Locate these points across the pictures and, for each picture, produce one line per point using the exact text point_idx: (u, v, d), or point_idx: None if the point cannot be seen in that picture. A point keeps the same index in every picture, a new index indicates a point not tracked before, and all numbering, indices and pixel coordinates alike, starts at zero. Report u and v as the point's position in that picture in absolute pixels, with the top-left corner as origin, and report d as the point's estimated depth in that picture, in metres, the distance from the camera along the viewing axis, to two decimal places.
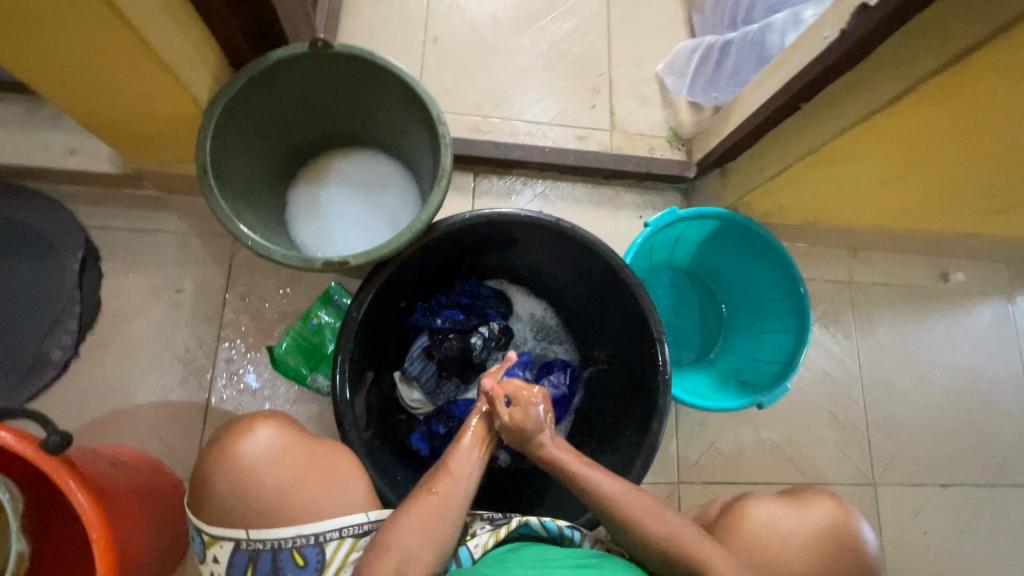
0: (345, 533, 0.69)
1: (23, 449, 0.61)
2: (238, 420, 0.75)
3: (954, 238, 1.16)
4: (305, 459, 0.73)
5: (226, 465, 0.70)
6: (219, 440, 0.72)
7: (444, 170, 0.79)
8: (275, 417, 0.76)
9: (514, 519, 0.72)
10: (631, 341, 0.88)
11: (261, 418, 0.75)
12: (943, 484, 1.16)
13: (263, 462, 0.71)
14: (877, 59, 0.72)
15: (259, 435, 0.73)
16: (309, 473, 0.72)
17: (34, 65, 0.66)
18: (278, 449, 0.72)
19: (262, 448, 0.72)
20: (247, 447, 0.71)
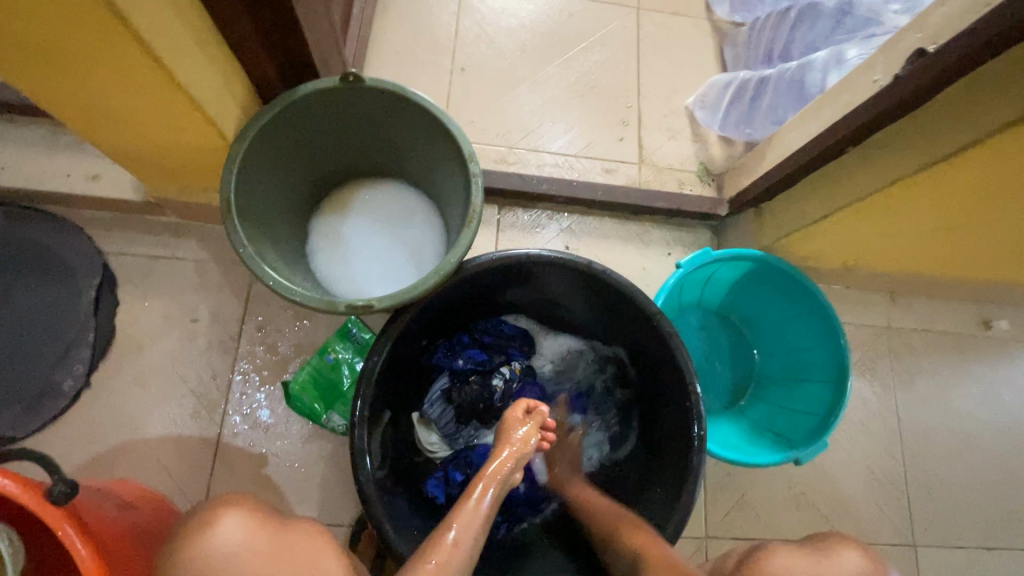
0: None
1: (27, 498, 0.58)
2: (202, 507, 0.59)
3: (1000, 285, 1.11)
4: (279, 554, 0.56)
5: (182, 572, 0.53)
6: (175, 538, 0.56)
7: (474, 210, 0.76)
8: (240, 502, 0.59)
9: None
10: (663, 391, 0.84)
11: (224, 506, 0.58)
12: (988, 547, 1.09)
13: (228, 563, 0.54)
14: (936, 106, 0.68)
15: (223, 527, 0.56)
16: (290, 571, 0.55)
17: (60, 97, 0.64)
18: (244, 545, 0.55)
19: (226, 545, 0.55)
20: (206, 547, 0.54)
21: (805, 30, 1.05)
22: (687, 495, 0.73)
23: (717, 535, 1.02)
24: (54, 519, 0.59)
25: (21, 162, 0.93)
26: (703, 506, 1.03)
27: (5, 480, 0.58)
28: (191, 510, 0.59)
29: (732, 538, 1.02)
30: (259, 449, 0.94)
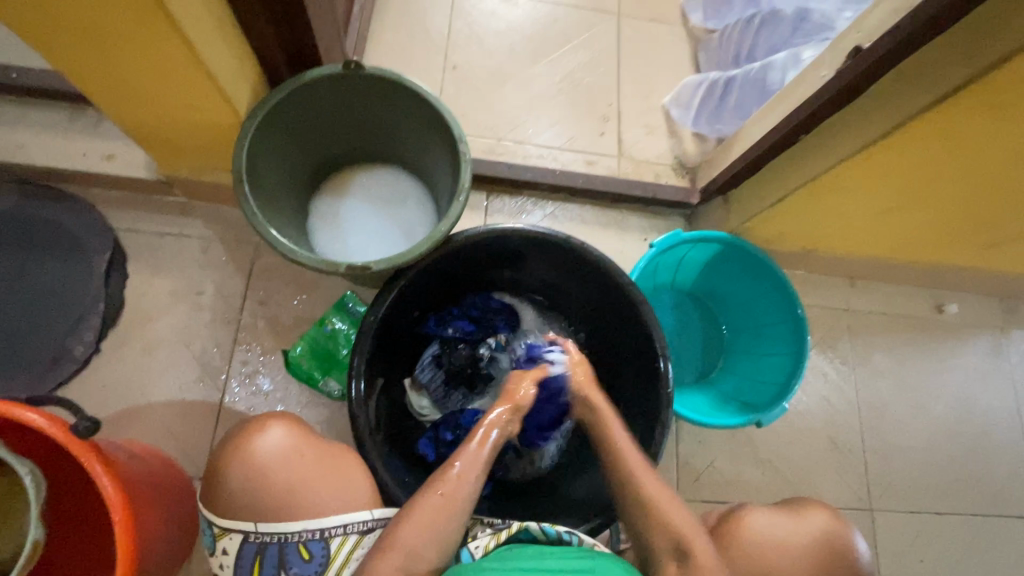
0: (349, 530, 0.72)
1: (53, 432, 0.64)
2: (253, 419, 0.79)
3: (947, 270, 1.21)
4: (314, 459, 0.76)
5: (241, 461, 0.74)
6: (234, 438, 0.76)
7: (463, 186, 0.84)
8: (284, 417, 0.79)
9: (514, 524, 0.75)
10: (637, 356, 0.91)
11: (273, 417, 0.78)
12: (940, 512, 1.17)
13: (273, 460, 0.74)
14: (871, 96, 0.77)
15: (271, 434, 0.76)
16: (316, 473, 0.75)
17: (91, 72, 0.71)
18: (287, 448, 0.75)
19: (273, 447, 0.75)
20: (259, 446, 0.75)
21: (768, 34, 1.15)
22: (656, 445, 0.81)
23: (688, 498, 1.09)
24: (78, 451, 0.65)
25: (39, 142, 0.99)
26: (675, 470, 1.10)
27: (34, 415, 0.64)
28: (244, 421, 0.79)
29: (702, 501, 1.10)
30: (260, 413, 1.00)
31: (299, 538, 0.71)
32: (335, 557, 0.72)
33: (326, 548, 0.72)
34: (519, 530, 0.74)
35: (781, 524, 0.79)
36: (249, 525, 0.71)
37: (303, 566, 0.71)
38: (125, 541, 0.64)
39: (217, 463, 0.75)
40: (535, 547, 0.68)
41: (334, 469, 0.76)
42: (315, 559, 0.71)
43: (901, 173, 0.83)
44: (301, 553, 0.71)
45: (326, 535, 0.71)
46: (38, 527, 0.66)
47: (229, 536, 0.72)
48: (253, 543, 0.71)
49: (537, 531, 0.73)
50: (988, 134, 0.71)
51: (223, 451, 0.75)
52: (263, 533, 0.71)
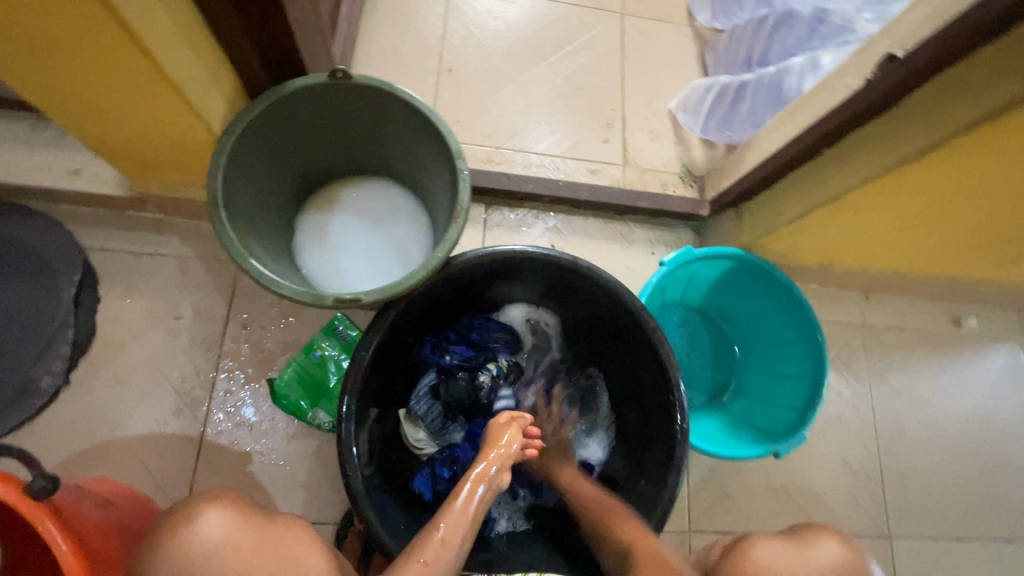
0: None
1: (3, 493, 0.57)
2: (180, 502, 0.58)
3: (967, 284, 1.15)
4: (261, 546, 0.56)
5: (164, 563, 0.53)
6: (153, 531, 0.56)
7: (461, 206, 0.77)
8: (218, 497, 0.59)
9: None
10: (648, 385, 0.85)
11: (202, 500, 0.58)
12: (960, 537, 1.13)
13: (208, 558, 0.54)
14: (904, 111, 0.71)
15: (204, 520, 0.56)
16: (268, 565, 0.56)
17: (43, 86, 0.64)
18: (226, 536, 0.55)
19: (204, 542, 0.54)
20: (187, 541, 0.54)
21: (783, 36, 1.08)
22: (670, 485, 0.75)
23: (699, 528, 1.04)
24: (33, 513, 0.58)
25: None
26: (686, 499, 1.05)
27: None
28: (171, 505, 0.59)
29: (714, 531, 1.04)
30: (244, 447, 0.93)
31: None
32: None
33: None
34: None
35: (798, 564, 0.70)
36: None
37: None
38: None
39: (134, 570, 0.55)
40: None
41: (291, 552, 0.58)
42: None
43: (933, 192, 0.77)
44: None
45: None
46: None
47: None
48: None
49: None
50: None
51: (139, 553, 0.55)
52: None
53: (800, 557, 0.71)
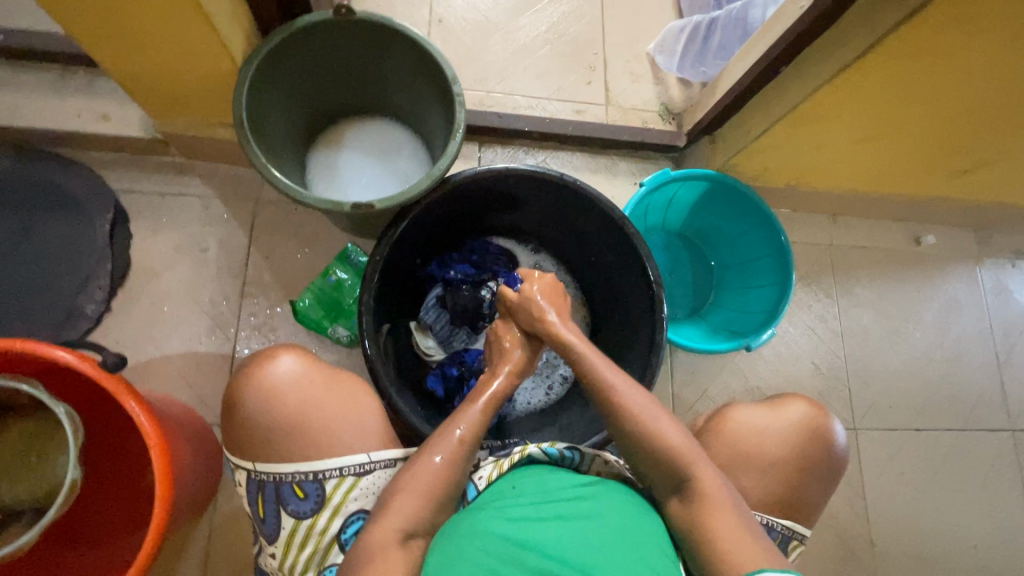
0: (346, 472, 0.73)
1: (84, 367, 0.67)
2: (260, 351, 0.78)
3: (925, 202, 1.26)
4: (324, 385, 0.76)
5: (253, 386, 0.74)
6: (246, 367, 0.76)
7: (458, 127, 0.86)
8: (296, 348, 0.79)
9: (516, 453, 0.80)
10: (632, 286, 0.96)
11: (285, 347, 0.78)
12: (918, 429, 1.25)
13: (287, 388, 0.74)
14: (847, 21, 0.81)
15: (281, 362, 0.75)
16: (325, 398, 0.75)
17: (91, 22, 0.73)
18: (299, 374, 0.75)
19: (282, 376, 0.74)
20: (272, 374, 0.74)
21: None
22: (653, 365, 0.87)
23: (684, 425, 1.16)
24: (110, 386, 0.68)
25: (30, 104, 0.99)
26: (671, 400, 1.17)
27: (63, 353, 0.67)
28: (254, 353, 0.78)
29: None
30: None
31: (294, 478, 0.72)
32: (330, 497, 0.72)
33: (322, 489, 0.72)
34: (522, 459, 0.79)
35: (762, 416, 0.86)
36: (248, 464, 0.73)
37: (299, 505, 0.72)
38: (161, 467, 0.67)
39: (231, 393, 0.75)
40: (541, 476, 0.77)
41: (347, 391, 0.77)
42: (312, 497, 0.72)
43: (879, 95, 0.87)
44: (297, 493, 0.72)
45: (321, 476, 0.72)
46: (74, 468, 0.67)
47: (240, 470, 0.75)
48: (254, 480, 0.73)
49: (539, 454, 0.79)
50: (951, 50, 0.75)
51: (236, 379, 0.75)
52: (261, 472, 0.73)
53: (768, 415, 0.86)
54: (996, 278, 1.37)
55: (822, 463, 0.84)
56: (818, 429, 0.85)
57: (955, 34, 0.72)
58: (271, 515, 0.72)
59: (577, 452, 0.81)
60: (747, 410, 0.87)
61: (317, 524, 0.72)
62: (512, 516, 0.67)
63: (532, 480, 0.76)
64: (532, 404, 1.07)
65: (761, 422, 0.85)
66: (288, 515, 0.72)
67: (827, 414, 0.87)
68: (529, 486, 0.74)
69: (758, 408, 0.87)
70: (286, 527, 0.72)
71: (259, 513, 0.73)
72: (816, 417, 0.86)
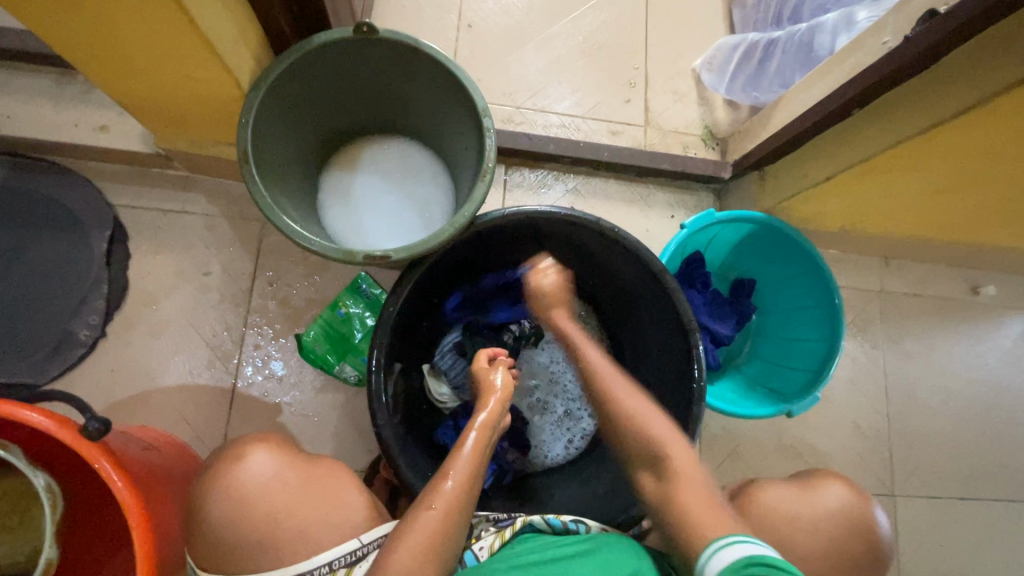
0: (335, 566, 0.64)
1: (60, 433, 0.61)
2: (229, 446, 0.72)
3: (990, 251, 1.14)
4: (300, 483, 0.69)
5: (220, 490, 0.67)
6: (212, 469, 0.69)
7: (487, 166, 0.77)
8: (266, 440, 0.72)
9: (518, 520, 0.75)
10: (668, 345, 0.87)
11: (252, 443, 0.72)
12: (961, 498, 1.16)
13: (259, 489, 0.67)
14: (940, 69, 0.70)
15: (251, 460, 0.69)
16: (302, 496, 0.68)
17: (80, 41, 0.65)
18: (271, 472, 0.68)
19: (252, 474, 0.68)
20: (240, 475, 0.68)
21: None
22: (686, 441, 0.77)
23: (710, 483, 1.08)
24: (86, 452, 0.62)
25: (27, 111, 0.92)
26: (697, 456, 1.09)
27: (38, 416, 0.61)
28: (221, 448, 0.72)
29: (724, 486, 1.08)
30: (274, 399, 0.97)
31: None
32: None
33: None
34: (523, 526, 0.74)
35: (792, 499, 0.78)
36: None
37: None
38: (143, 543, 0.62)
39: (195, 501, 0.68)
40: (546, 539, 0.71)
41: (327, 487, 0.70)
42: None
43: (969, 152, 0.76)
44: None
45: None
46: (50, 546, 0.63)
47: None
48: None
49: (541, 523, 0.74)
50: None
51: (200, 484, 0.69)
52: None
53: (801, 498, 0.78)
54: None
55: (860, 555, 0.75)
56: (856, 519, 0.76)
57: None
58: None
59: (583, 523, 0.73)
60: (776, 487, 0.80)
61: None
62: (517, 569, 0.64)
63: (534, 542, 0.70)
64: (551, 456, 0.99)
65: (793, 505, 0.77)
66: None
67: (867, 500, 0.79)
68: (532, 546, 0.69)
69: (788, 487, 0.80)
70: None
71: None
72: (855, 506, 0.78)
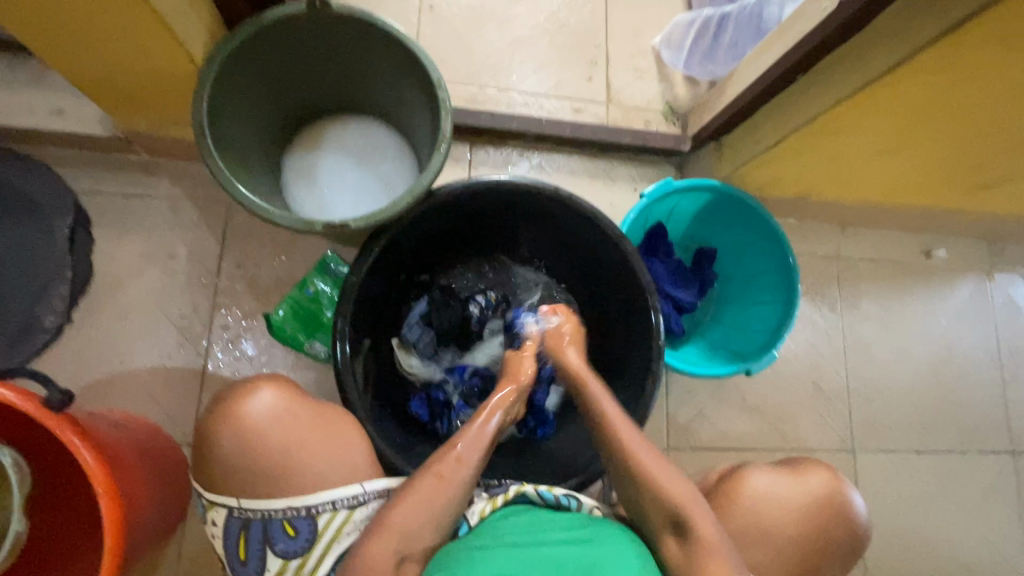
0: (339, 505, 0.68)
1: (26, 406, 0.62)
2: (239, 384, 0.74)
3: (938, 214, 1.19)
4: (309, 421, 0.72)
5: (230, 424, 0.70)
6: (223, 403, 0.71)
7: (444, 136, 0.79)
8: (276, 380, 0.74)
9: (510, 489, 0.73)
10: (628, 308, 0.90)
11: (262, 380, 0.74)
12: (918, 451, 1.21)
13: (267, 423, 0.70)
14: (872, 30, 0.74)
15: (260, 396, 0.71)
16: (309, 433, 0.71)
17: (29, 18, 0.65)
18: (279, 409, 0.71)
19: (264, 408, 0.71)
20: (249, 409, 0.70)
21: None
22: (647, 395, 0.81)
23: (678, 446, 1.12)
24: (54, 426, 0.63)
25: None
26: (665, 421, 1.12)
27: (4, 391, 0.61)
28: (231, 385, 0.74)
29: (691, 448, 1.12)
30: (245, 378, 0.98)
31: (284, 514, 0.67)
32: (322, 535, 0.67)
33: (313, 525, 0.68)
34: (517, 495, 0.73)
35: (780, 483, 0.82)
36: (231, 500, 0.68)
37: (289, 543, 0.67)
38: (110, 517, 0.63)
39: (204, 433, 0.71)
40: (535, 516, 0.70)
41: (333, 428, 0.73)
42: (302, 535, 0.67)
43: (903, 111, 0.80)
44: (287, 530, 0.67)
45: (313, 511, 0.67)
46: (20, 520, 0.63)
47: (216, 509, 0.69)
48: (237, 519, 0.68)
49: (533, 496, 0.72)
50: (990, 69, 0.68)
51: (210, 415, 0.71)
52: (246, 509, 0.68)
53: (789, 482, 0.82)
54: (1007, 293, 1.32)
55: (837, 535, 0.81)
56: (836, 501, 0.82)
57: (991, 52, 0.65)
58: (254, 557, 0.68)
59: (576, 498, 0.73)
60: (764, 471, 0.83)
61: (305, 564, 0.68)
62: (516, 557, 0.61)
63: (523, 517, 0.69)
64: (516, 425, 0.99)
65: (781, 490, 0.81)
66: (275, 555, 0.67)
67: (843, 481, 0.84)
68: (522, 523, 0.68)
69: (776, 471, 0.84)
70: (272, 567, 0.67)
71: (241, 555, 0.68)
72: (834, 488, 0.83)
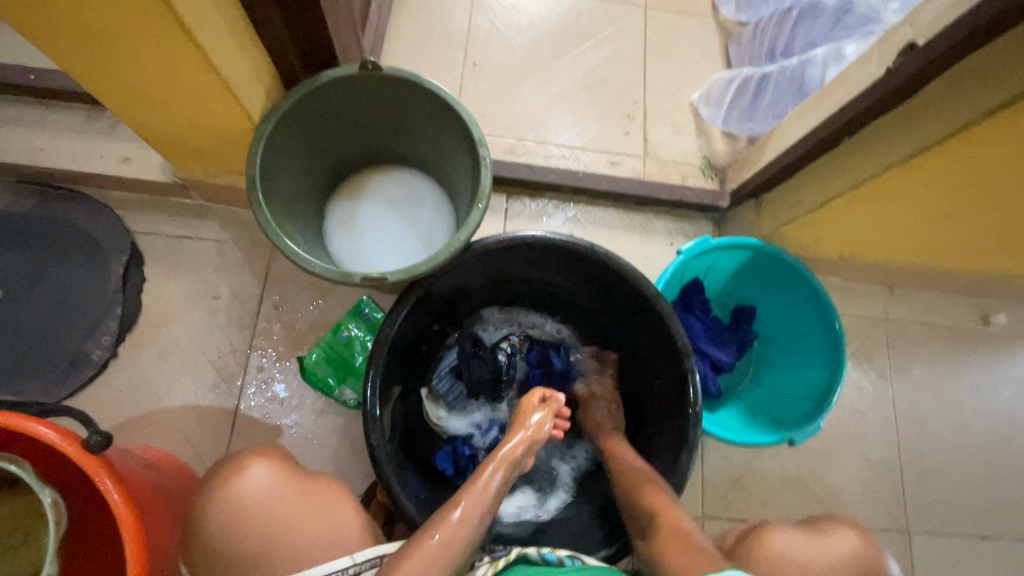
0: None
1: (66, 445, 0.63)
2: (228, 457, 0.72)
3: (996, 279, 1.13)
4: (298, 500, 0.70)
5: (218, 503, 0.68)
6: (212, 478, 0.70)
7: (483, 193, 0.80)
8: (269, 453, 0.73)
9: (512, 551, 0.70)
10: (663, 370, 0.87)
11: (252, 454, 0.72)
12: (981, 536, 1.11)
13: (255, 503, 0.68)
14: (923, 99, 0.72)
15: (250, 474, 0.70)
16: (299, 514, 0.69)
17: (108, 80, 0.71)
18: (268, 488, 0.69)
19: (255, 486, 0.69)
20: (237, 488, 0.68)
21: (808, 27, 1.06)
22: (682, 466, 0.77)
23: (713, 515, 1.05)
24: (89, 465, 0.64)
25: (58, 144, 0.99)
26: (700, 489, 1.06)
27: (47, 430, 0.63)
28: (222, 459, 0.73)
29: (728, 518, 1.06)
30: (275, 420, 0.98)
31: None
32: None
33: None
34: (518, 558, 0.70)
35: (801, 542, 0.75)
36: None
37: None
38: (135, 561, 0.63)
39: (192, 509, 0.69)
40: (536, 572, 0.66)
41: (324, 506, 0.71)
42: None
43: (958, 179, 0.77)
44: None
45: None
46: (52, 561, 0.63)
47: None
48: None
49: (536, 558, 0.69)
50: None
51: (199, 493, 0.69)
52: None
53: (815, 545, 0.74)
54: None
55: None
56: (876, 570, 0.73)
57: None
58: None
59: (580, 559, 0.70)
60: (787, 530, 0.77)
61: None
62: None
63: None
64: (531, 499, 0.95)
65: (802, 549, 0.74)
66: None
67: (878, 546, 0.75)
68: (524, 574, 0.66)
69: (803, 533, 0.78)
70: None
71: None
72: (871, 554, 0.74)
